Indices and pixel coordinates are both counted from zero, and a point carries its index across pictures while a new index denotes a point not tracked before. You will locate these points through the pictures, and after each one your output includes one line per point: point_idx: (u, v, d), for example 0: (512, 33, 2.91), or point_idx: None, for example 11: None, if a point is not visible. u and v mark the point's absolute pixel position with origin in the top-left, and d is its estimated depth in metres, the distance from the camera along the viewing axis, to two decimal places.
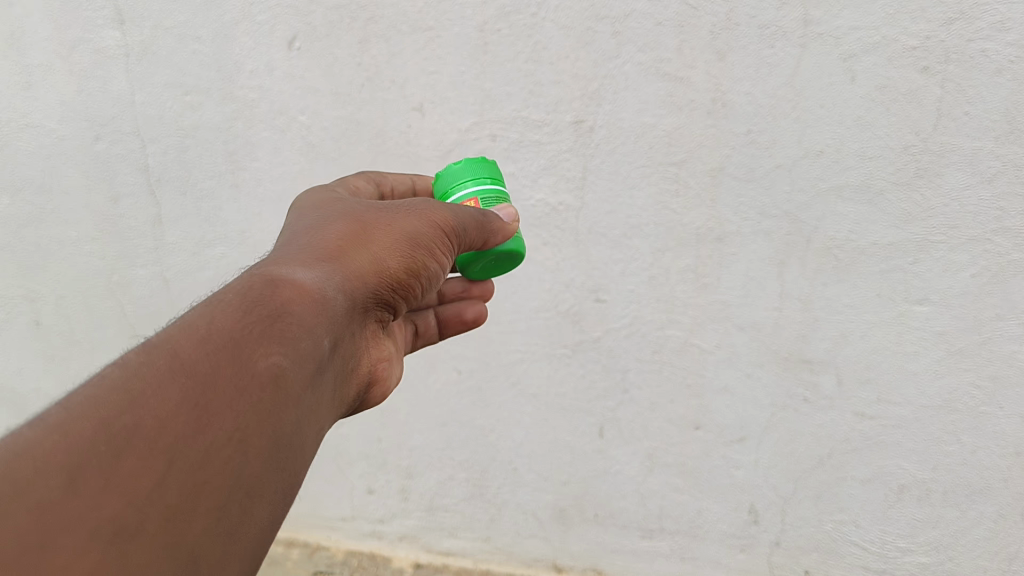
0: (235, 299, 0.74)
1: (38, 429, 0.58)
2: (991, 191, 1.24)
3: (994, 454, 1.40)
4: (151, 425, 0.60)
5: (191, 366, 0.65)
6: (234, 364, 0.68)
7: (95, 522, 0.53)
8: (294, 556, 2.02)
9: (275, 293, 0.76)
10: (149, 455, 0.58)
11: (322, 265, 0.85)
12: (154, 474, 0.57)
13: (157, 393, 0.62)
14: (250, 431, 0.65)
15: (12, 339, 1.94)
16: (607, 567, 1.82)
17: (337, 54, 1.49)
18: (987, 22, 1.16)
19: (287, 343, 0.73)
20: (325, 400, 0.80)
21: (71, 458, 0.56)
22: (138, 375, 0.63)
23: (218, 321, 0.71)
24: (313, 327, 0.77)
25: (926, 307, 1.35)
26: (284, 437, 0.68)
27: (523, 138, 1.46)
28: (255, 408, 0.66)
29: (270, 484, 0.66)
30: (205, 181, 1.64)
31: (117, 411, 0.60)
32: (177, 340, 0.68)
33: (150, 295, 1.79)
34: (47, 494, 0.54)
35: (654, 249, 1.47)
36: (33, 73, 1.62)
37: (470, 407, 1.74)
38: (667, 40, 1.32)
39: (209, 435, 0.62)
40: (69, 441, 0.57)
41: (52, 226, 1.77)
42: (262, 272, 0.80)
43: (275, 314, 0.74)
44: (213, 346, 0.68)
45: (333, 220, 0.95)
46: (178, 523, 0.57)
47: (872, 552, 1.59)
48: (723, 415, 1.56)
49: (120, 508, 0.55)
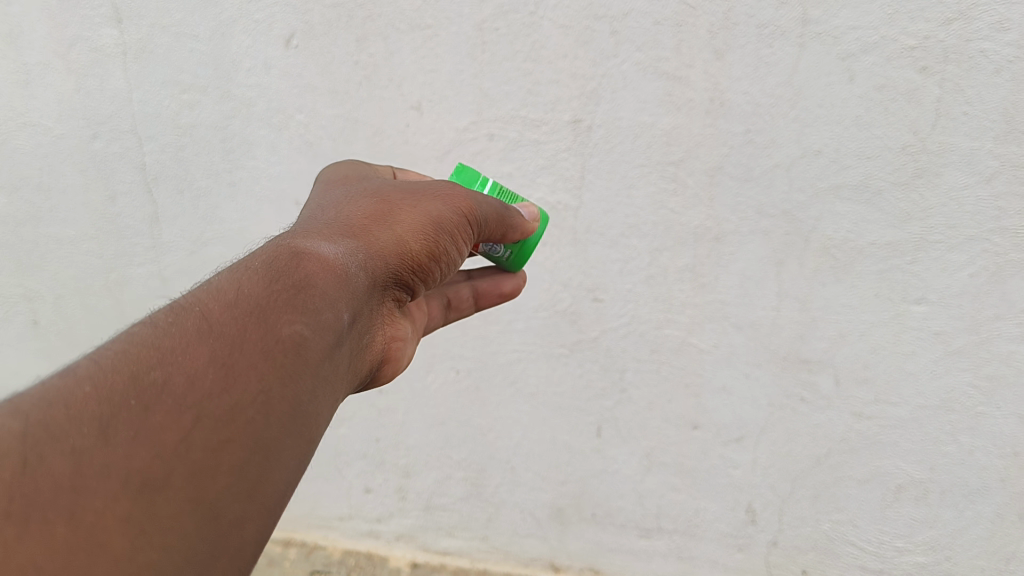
0: (261, 267, 0.75)
1: (70, 380, 0.60)
2: (990, 191, 1.24)
3: (992, 454, 1.40)
4: (179, 383, 0.61)
5: (218, 328, 0.67)
6: (259, 329, 0.68)
7: (124, 471, 0.55)
8: (291, 556, 2.02)
9: (300, 264, 0.77)
10: (176, 410, 0.59)
11: (345, 239, 0.85)
12: (180, 428, 0.58)
13: (185, 352, 0.64)
14: (274, 394, 0.65)
15: (9, 337, 1.94)
16: (604, 567, 1.82)
17: (336, 52, 1.49)
18: (986, 21, 1.16)
19: (311, 313, 0.73)
20: (345, 375, 0.80)
21: (103, 408, 0.58)
22: (166, 334, 0.65)
23: (245, 288, 0.72)
24: (337, 299, 0.77)
25: (924, 307, 1.35)
26: (305, 404, 0.68)
27: (522, 137, 1.46)
28: (279, 373, 0.67)
29: (291, 447, 0.65)
30: (203, 179, 1.64)
31: (147, 366, 0.62)
32: (206, 304, 0.70)
33: (147, 294, 1.79)
34: (80, 442, 0.56)
35: (652, 248, 1.46)
36: (30, 71, 1.62)
37: (468, 406, 1.73)
38: (666, 40, 1.32)
39: (234, 395, 0.63)
40: (100, 392, 0.59)
41: (49, 224, 1.77)
42: (287, 243, 0.81)
43: (300, 283, 0.75)
44: (240, 311, 0.69)
45: (357, 199, 0.96)
46: (201, 479, 0.57)
47: (869, 552, 1.59)
48: (720, 415, 1.56)
49: (148, 459, 0.56)
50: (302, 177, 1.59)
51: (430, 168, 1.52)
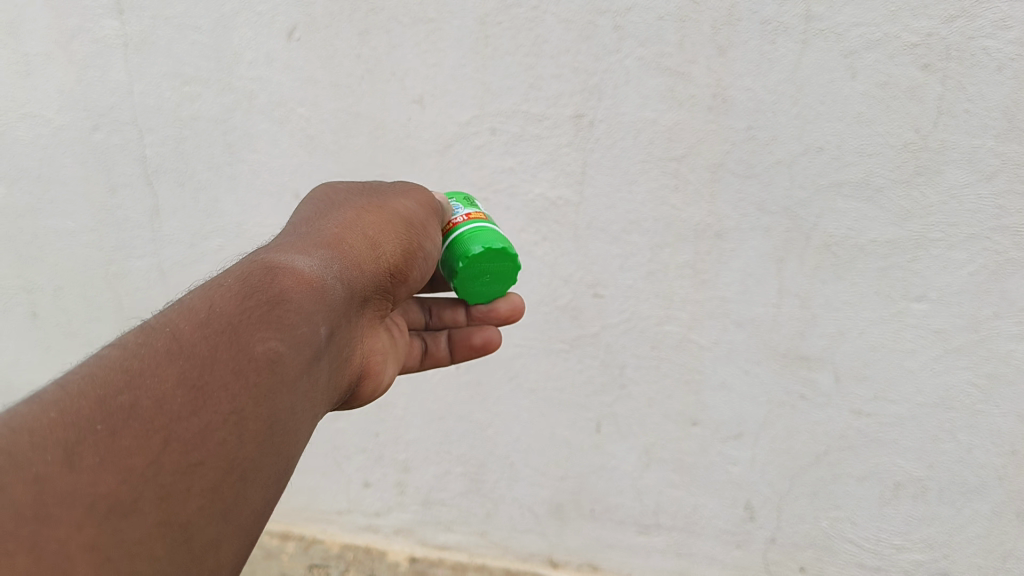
0: (234, 284, 0.74)
1: (34, 406, 0.59)
2: (990, 189, 1.24)
3: (991, 452, 1.40)
4: (149, 406, 0.60)
5: (189, 348, 0.66)
6: (232, 349, 0.68)
7: (90, 497, 0.54)
8: (289, 549, 2.01)
9: (274, 279, 0.75)
10: (145, 433, 0.59)
11: (321, 250, 0.84)
12: (149, 452, 0.58)
13: (155, 373, 0.63)
14: (247, 414, 0.65)
15: (9, 329, 1.93)
16: (603, 562, 1.82)
17: (338, 46, 1.48)
18: (989, 19, 1.16)
19: (285, 329, 0.72)
20: (323, 390, 0.79)
21: (67, 433, 0.57)
22: (136, 356, 0.64)
23: (217, 306, 0.71)
24: (313, 314, 0.76)
25: (924, 305, 1.35)
26: (279, 421, 0.68)
27: (523, 132, 1.46)
28: (253, 392, 0.66)
29: (264, 469, 0.66)
30: (203, 172, 1.64)
31: (116, 390, 0.61)
32: (176, 323, 0.68)
33: (147, 287, 1.78)
34: (43, 469, 0.54)
35: (653, 244, 1.46)
36: (31, 61, 1.61)
37: (468, 401, 1.74)
38: (669, 35, 1.31)
39: (205, 417, 0.62)
40: (65, 416, 0.58)
41: (49, 216, 1.76)
42: (262, 257, 0.79)
43: (274, 299, 0.73)
44: (212, 330, 0.68)
45: (334, 209, 0.95)
46: (171, 502, 0.57)
47: (867, 550, 1.59)
48: (720, 411, 1.56)
49: (115, 485, 0.55)
50: (303, 171, 1.59)
51: (431, 162, 1.52)
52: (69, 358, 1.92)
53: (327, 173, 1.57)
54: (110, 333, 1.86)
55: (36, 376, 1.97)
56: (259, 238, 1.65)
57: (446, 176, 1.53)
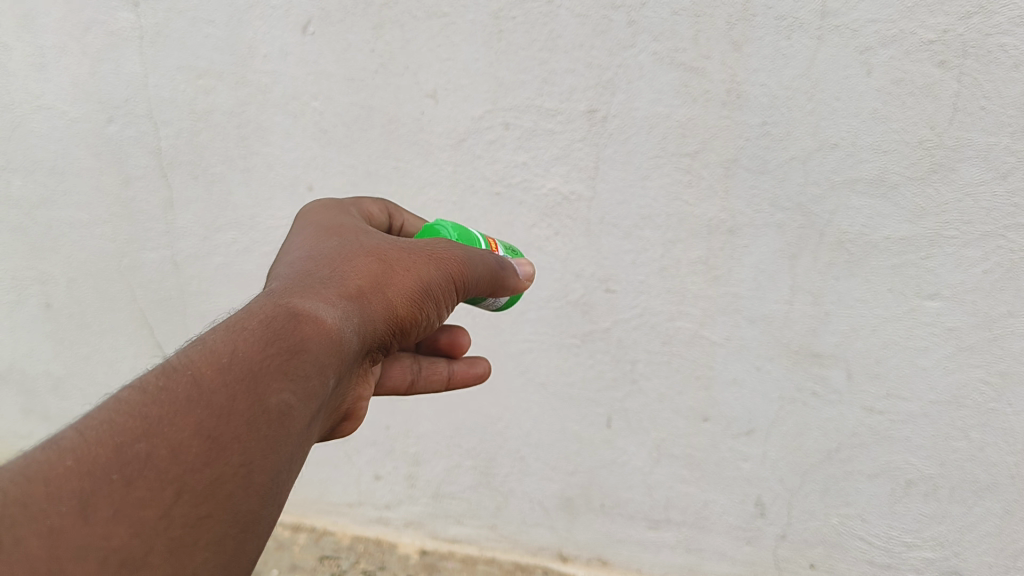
0: (258, 329, 0.74)
1: (51, 452, 0.59)
2: (1005, 186, 1.23)
3: (1005, 451, 1.40)
4: (163, 456, 0.60)
5: (208, 396, 0.66)
6: (249, 397, 0.68)
7: (102, 552, 0.54)
8: (300, 541, 2.03)
9: (297, 327, 0.77)
10: (159, 484, 0.59)
11: (342, 300, 0.85)
12: (161, 504, 0.58)
13: (173, 422, 0.63)
14: (256, 466, 0.66)
15: (24, 320, 1.95)
16: (611, 557, 1.83)
17: (351, 39, 1.48)
18: (1006, 16, 1.14)
19: (300, 381, 0.73)
20: (319, 439, 0.79)
21: (82, 483, 0.57)
22: (154, 401, 0.64)
23: (240, 351, 0.71)
24: (326, 366, 0.77)
25: (937, 302, 1.34)
26: (283, 473, 0.68)
27: (537, 127, 1.46)
28: (263, 443, 0.67)
29: (266, 520, 0.66)
30: (218, 165, 1.64)
31: (133, 438, 0.61)
32: (198, 367, 0.68)
33: (160, 279, 1.79)
34: (58, 521, 0.55)
35: (665, 240, 1.46)
36: (46, 54, 1.62)
37: (479, 394, 1.75)
38: (683, 30, 1.31)
39: (216, 468, 0.63)
40: (80, 465, 0.58)
41: (63, 207, 1.77)
42: (285, 301, 0.81)
43: (295, 349, 0.74)
44: (232, 376, 0.69)
45: (357, 253, 0.95)
46: (179, 556, 0.58)
47: (878, 548, 1.59)
48: (731, 407, 1.56)
49: (126, 538, 0.56)
50: (317, 163, 1.60)
51: (444, 158, 1.53)
52: (83, 349, 1.94)
53: (341, 167, 1.59)
54: (124, 324, 1.88)
55: (51, 366, 2.00)
56: (272, 231, 1.66)
57: (459, 170, 1.54)
